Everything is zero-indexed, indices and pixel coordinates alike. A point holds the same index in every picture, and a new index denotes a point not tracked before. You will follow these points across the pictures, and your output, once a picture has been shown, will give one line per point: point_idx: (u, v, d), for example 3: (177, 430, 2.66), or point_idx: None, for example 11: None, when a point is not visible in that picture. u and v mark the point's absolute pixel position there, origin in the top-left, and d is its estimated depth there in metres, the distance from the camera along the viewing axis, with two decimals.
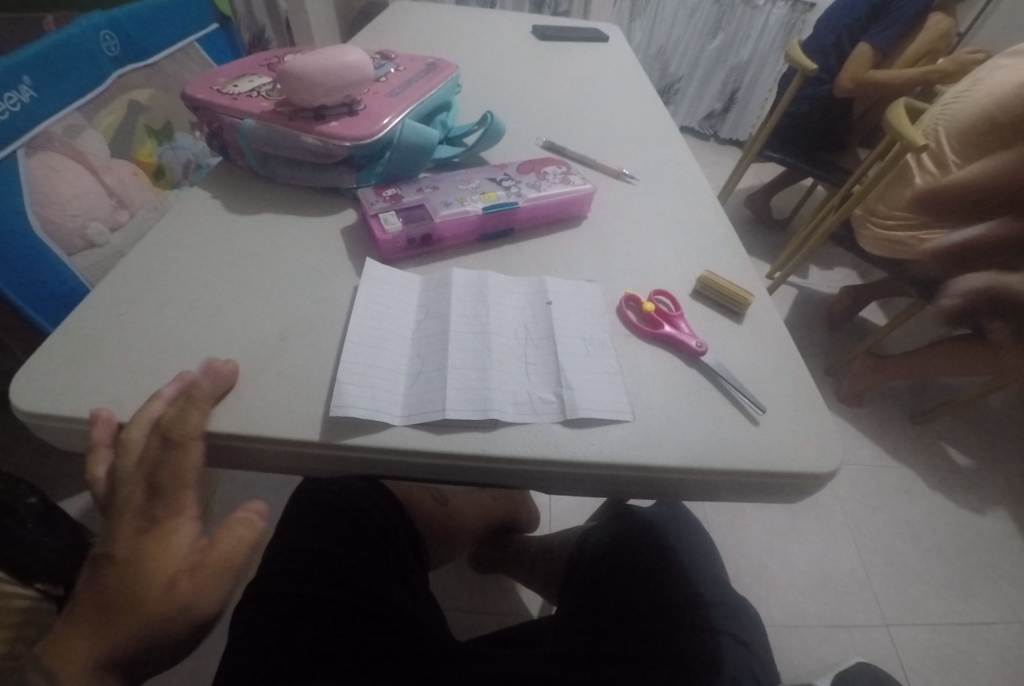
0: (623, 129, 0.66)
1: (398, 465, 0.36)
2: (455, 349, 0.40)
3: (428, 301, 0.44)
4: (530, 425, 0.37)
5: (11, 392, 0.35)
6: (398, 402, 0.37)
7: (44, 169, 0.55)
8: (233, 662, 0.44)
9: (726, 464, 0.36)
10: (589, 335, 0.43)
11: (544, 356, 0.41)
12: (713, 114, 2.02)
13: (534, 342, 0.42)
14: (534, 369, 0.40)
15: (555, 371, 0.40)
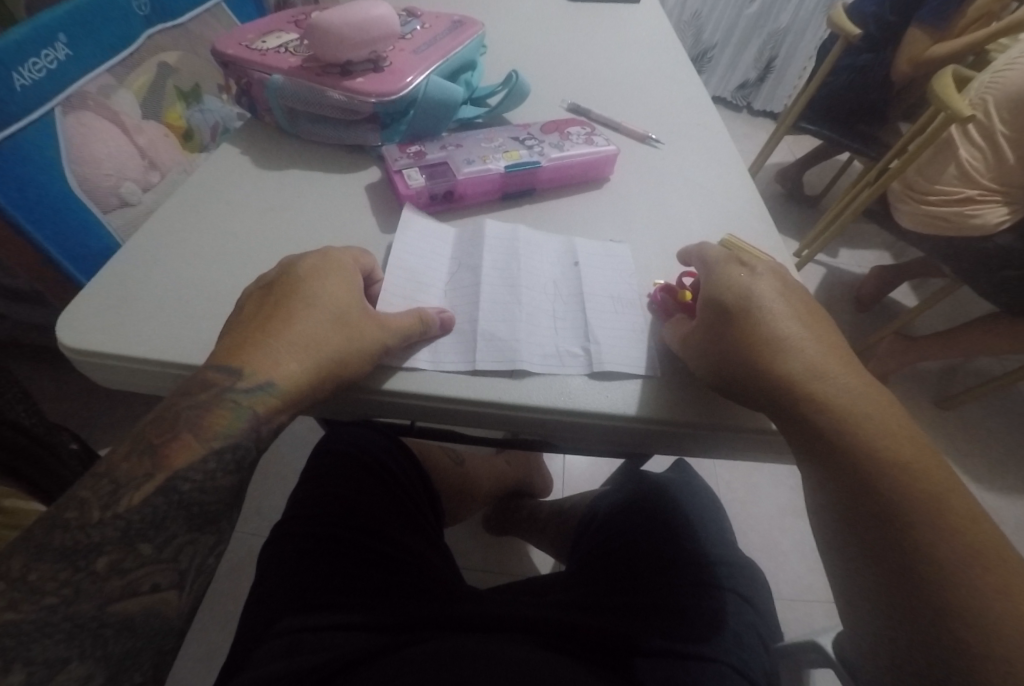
0: (650, 93, 0.65)
1: (428, 411, 0.38)
2: (487, 302, 0.41)
3: (458, 253, 0.45)
4: (556, 376, 0.38)
5: (59, 328, 0.37)
6: (429, 350, 0.39)
7: (82, 128, 0.57)
8: (261, 590, 0.48)
9: (734, 419, 0.37)
10: (618, 295, 0.43)
11: (575, 313, 0.42)
12: (747, 84, 1.95)
13: (564, 299, 0.43)
14: (561, 324, 0.41)
15: (580, 327, 0.41)
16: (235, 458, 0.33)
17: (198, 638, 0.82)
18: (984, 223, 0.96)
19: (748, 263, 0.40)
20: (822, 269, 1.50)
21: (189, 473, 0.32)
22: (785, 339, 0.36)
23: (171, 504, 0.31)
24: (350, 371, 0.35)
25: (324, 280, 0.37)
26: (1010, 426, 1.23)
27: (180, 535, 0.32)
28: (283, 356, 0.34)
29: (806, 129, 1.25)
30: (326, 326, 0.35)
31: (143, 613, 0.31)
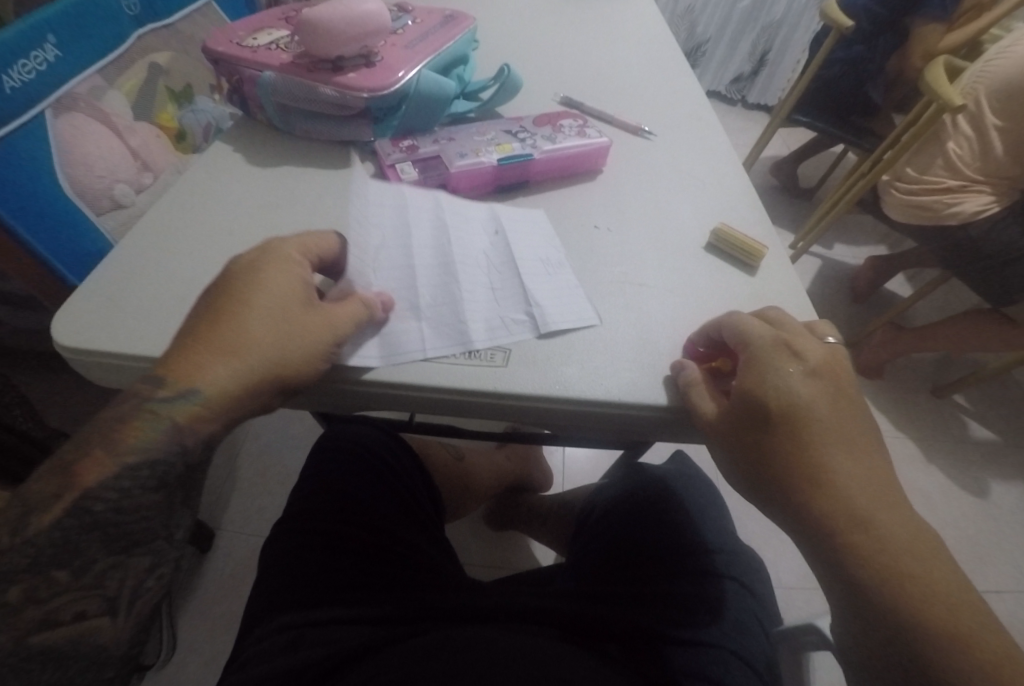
0: (644, 86, 0.65)
1: (422, 401, 0.39)
2: (425, 287, 0.42)
3: (391, 223, 0.45)
4: (508, 344, 0.39)
5: (53, 329, 0.37)
6: (378, 347, 0.38)
7: (72, 129, 0.57)
8: (263, 588, 0.48)
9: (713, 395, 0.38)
10: (546, 256, 0.45)
11: (512, 286, 0.43)
12: (742, 77, 1.95)
13: (497, 268, 0.44)
14: (501, 296, 0.42)
15: (522, 294, 0.42)
16: (154, 474, 0.32)
17: (200, 640, 0.82)
18: (960, 212, 0.97)
19: (797, 352, 0.35)
20: (817, 260, 1.51)
21: (100, 493, 0.31)
22: (829, 465, 0.32)
23: (83, 527, 0.31)
24: (302, 369, 0.35)
25: (261, 275, 0.36)
26: (1004, 414, 1.23)
27: (100, 560, 0.31)
28: (214, 365, 0.33)
29: (799, 121, 1.25)
30: (268, 322, 0.34)
31: (69, 642, 0.31)
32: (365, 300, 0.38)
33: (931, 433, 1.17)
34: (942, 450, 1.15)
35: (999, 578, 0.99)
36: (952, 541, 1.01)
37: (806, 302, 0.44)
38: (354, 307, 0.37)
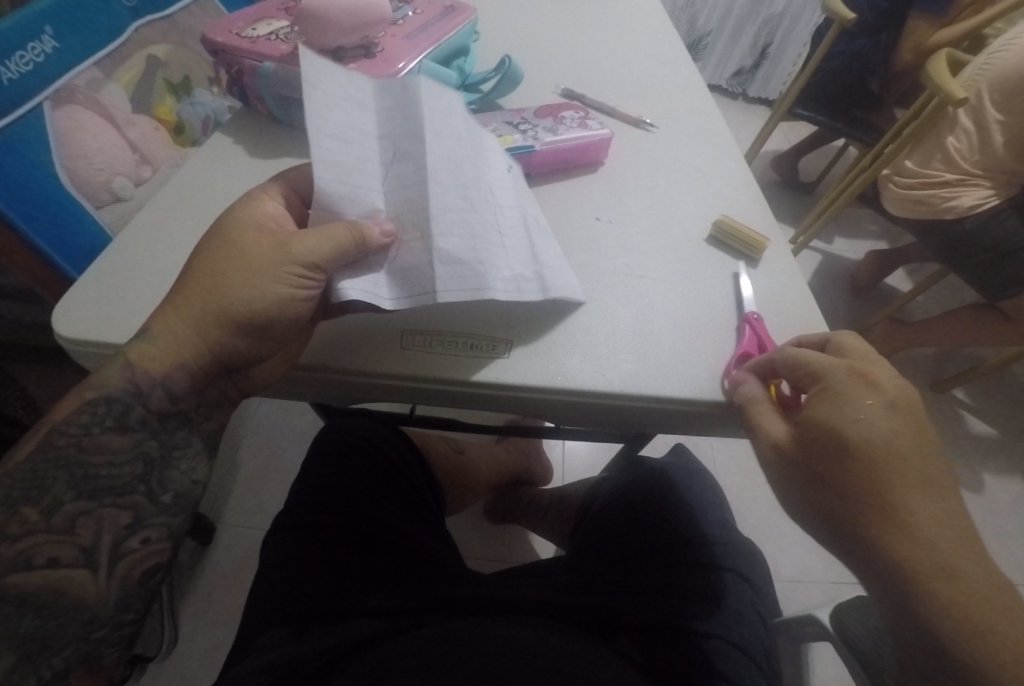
0: (644, 77, 0.65)
1: (430, 392, 0.39)
2: (438, 203, 0.38)
3: (397, 124, 0.39)
4: (516, 300, 0.39)
5: (54, 320, 0.37)
6: (384, 286, 0.37)
7: (71, 121, 0.56)
8: (265, 583, 0.48)
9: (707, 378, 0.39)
10: (534, 216, 0.46)
11: (514, 233, 0.43)
12: (743, 71, 1.94)
13: (506, 214, 0.44)
14: (509, 241, 0.42)
15: (529, 253, 0.42)
16: (111, 412, 0.34)
17: (201, 630, 0.83)
18: (958, 205, 0.96)
19: (874, 384, 0.33)
20: (818, 255, 1.50)
21: (66, 426, 0.34)
22: (907, 509, 0.30)
23: (51, 463, 0.33)
24: (261, 302, 0.35)
25: (230, 216, 0.38)
26: (1003, 409, 1.24)
27: (70, 504, 0.33)
28: (167, 307, 0.35)
29: (801, 115, 1.25)
30: (229, 261, 0.35)
31: (48, 590, 0.32)
32: (344, 226, 0.35)
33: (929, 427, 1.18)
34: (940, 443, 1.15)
35: None
36: None
37: (806, 295, 0.44)
38: (341, 231, 0.35)
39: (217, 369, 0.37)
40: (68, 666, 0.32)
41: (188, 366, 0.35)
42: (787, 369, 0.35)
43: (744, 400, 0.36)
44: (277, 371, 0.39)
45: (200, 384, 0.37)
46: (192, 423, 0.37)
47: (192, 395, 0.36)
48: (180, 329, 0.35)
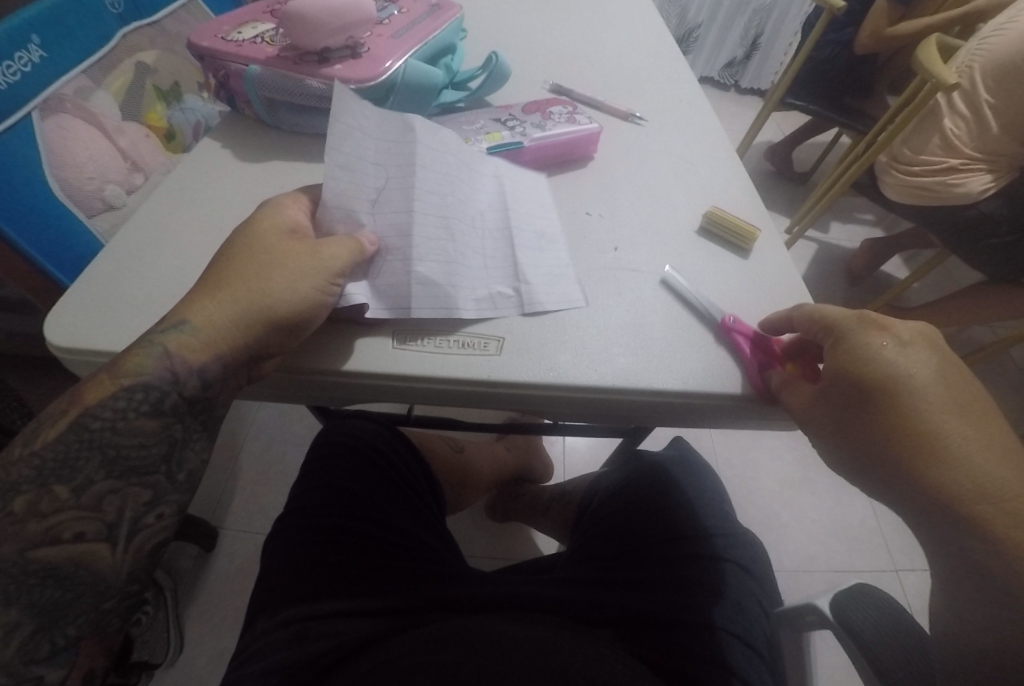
0: (633, 70, 0.64)
1: (427, 393, 0.39)
2: (420, 238, 0.40)
3: (393, 160, 0.42)
4: (492, 320, 0.40)
5: (46, 329, 0.37)
6: (374, 297, 0.39)
7: (60, 131, 0.56)
8: (266, 584, 0.49)
9: (706, 372, 0.38)
10: (542, 231, 0.46)
11: (504, 250, 0.43)
12: (734, 62, 1.94)
13: (492, 235, 0.44)
14: (491, 265, 0.42)
15: (512, 268, 0.42)
16: (148, 398, 0.34)
17: (209, 636, 0.83)
18: (967, 192, 0.96)
19: (889, 328, 0.34)
20: (814, 245, 1.50)
21: (100, 410, 0.33)
22: (942, 434, 0.32)
23: (83, 443, 0.33)
24: (299, 302, 0.35)
25: (255, 218, 0.39)
26: (1002, 391, 1.25)
27: (99, 483, 0.33)
28: (206, 301, 0.36)
29: (794, 105, 1.24)
30: (277, 265, 0.36)
31: (71, 563, 0.33)
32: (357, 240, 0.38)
33: None
34: None
35: None
36: None
37: (798, 284, 0.45)
38: (348, 244, 0.38)
39: (245, 358, 0.36)
40: (81, 633, 0.34)
41: (224, 355, 0.35)
42: (805, 326, 0.37)
43: (777, 385, 0.37)
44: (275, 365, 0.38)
45: (231, 371, 0.36)
46: (213, 407, 0.37)
47: (222, 380, 0.36)
48: (227, 324, 0.35)
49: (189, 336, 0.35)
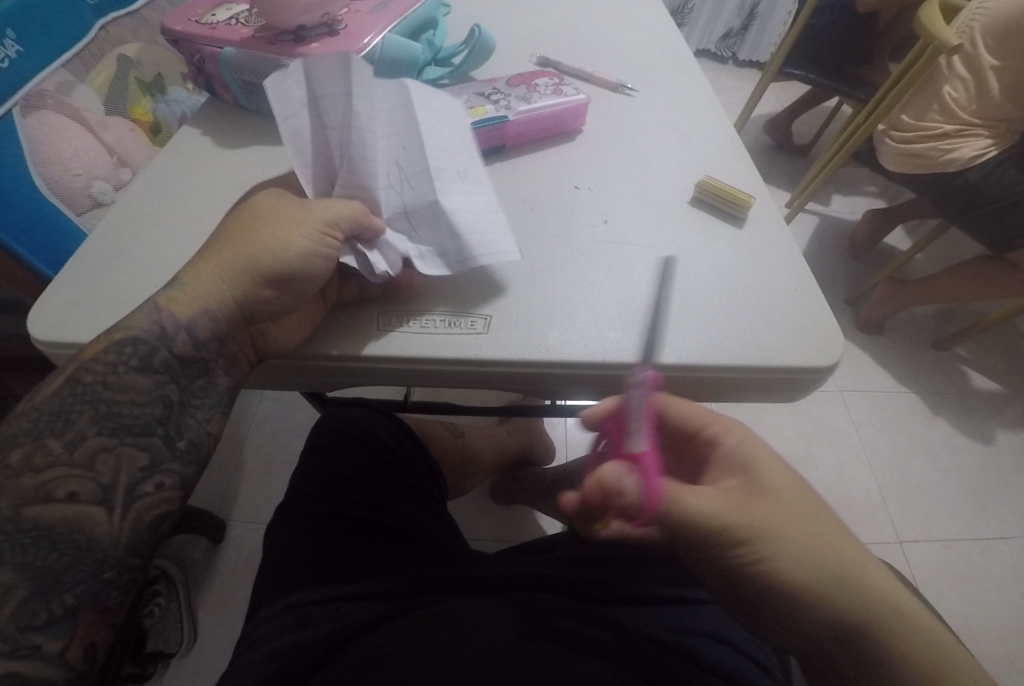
0: (623, 40, 0.63)
1: (416, 374, 0.38)
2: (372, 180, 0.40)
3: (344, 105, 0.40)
4: (433, 292, 0.40)
5: (29, 323, 0.37)
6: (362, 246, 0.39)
7: (43, 127, 0.55)
8: (268, 574, 0.49)
9: (715, 354, 0.37)
10: (464, 168, 0.42)
11: (425, 198, 0.40)
12: (731, 33, 1.90)
13: (411, 179, 0.40)
14: (415, 218, 0.40)
15: (438, 218, 0.40)
16: (137, 352, 0.34)
17: (221, 625, 0.84)
18: (957, 158, 0.94)
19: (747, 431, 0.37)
20: (815, 217, 1.48)
21: (93, 363, 0.34)
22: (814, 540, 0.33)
23: (77, 397, 0.34)
24: (287, 254, 0.35)
25: (256, 193, 0.39)
26: (1005, 361, 1.25)
27: (91, 439, 0.34)
28: (202, 268, 0.36)
29: (791, 75, 1.21)
30: (259, 224, 0.36)
31: (65, 526, 0.33)
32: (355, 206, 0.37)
33: (931, 386, 1.19)
34: (938, 400, 1.17)
35: (999, 526, 1.02)
36: (948, 489, 1.06)
37: (795, 253, 0.44)
38: (351, 204, 0.37)
39: (238, 317, 0.36)
40: (79, 604, 0.33)
41: (212, 310, 0.35)
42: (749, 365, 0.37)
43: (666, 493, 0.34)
44: (290, 339, 0.37)
45: (226, 333, 0.36)
46: (210, 373, 0.37)
47: (214, 342, 0.36)
48: (215, 282, 0.35)
49: (180, 292, 0.35)
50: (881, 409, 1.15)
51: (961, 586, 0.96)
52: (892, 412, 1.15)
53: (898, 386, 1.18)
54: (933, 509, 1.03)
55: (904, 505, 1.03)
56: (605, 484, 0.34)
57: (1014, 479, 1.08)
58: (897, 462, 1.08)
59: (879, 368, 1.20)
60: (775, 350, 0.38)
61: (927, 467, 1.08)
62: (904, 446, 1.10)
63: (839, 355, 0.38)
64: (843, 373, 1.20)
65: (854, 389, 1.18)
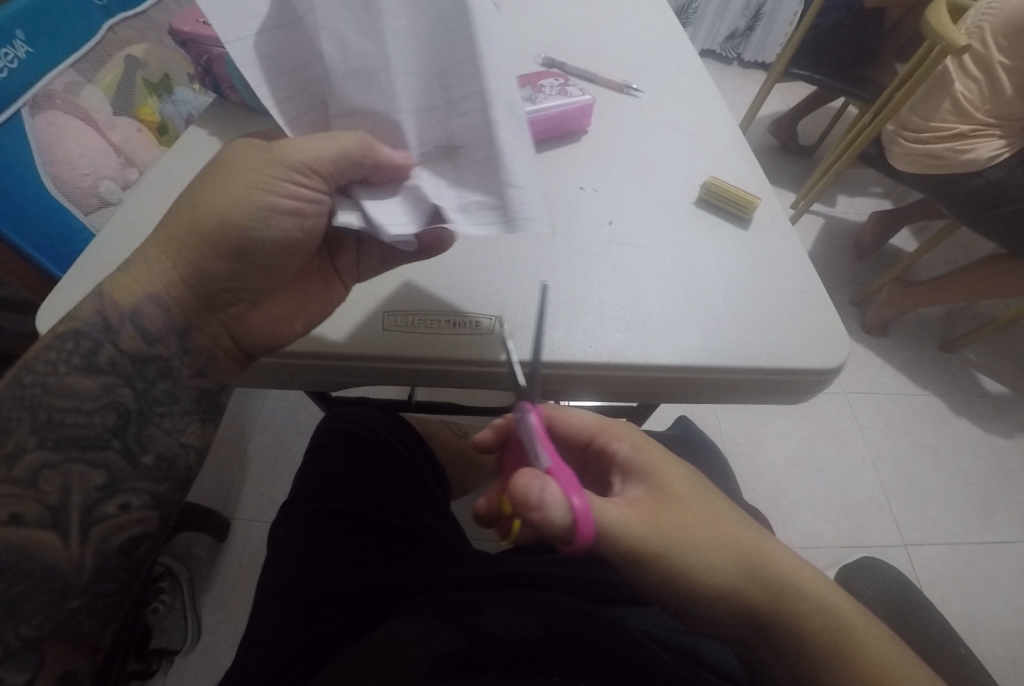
0: (630, 41, 0.63)
1: (413, 373, 0.39)
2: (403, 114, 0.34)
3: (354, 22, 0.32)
4: (429, 291, 0.40)
5: (37, 320, 0.38)
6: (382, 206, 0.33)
7: (51, 127, 0.55)
8: (273, 574, 0.49)
9: (715, 356, 0.37)
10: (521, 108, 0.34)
11: (476, 135, 0.33)
12: (736, 34, 1.90)
13: (458, 113, 0.33)
14: (461, 167, 0.34)
15: (495, 161, 0.32)
16: (79, 349, 0.35)
17: (223, 623, 0.85)
18: (976, 158, 0.94)
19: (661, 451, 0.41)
20: (820, 218, 1.48)
21: (34, 365, 0.34)
22: (730, 536, 0.38)
23: (17, 406, 0.34)
24: (240, 221, 0.34)
25: (228, 151, 0.35)
26: (1014, 365, 1.24)
27: (32, 455, 0.33)
28: (153, 256, 0.35)
29: (797, 75, 1.21)
30: (213, 191, 0.34)
31: (14, 551, 0.32)
32: (355, 136, 0.32)
33: (939, 389, 1.19)
34: (946, 404, 1.17)
35: (1007, 530, 1.02)
36: (956, 493, 1.05)
37: (800, 255, 0.44)
38: (342, 141, 0.32)
39: (192, 302, 0.36)
40: (41, 634, 0.32)
41: (159, 296, 0.35)
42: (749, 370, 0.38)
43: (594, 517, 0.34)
44: (267, 327, 0.39)
45: (179, 322, 0.36)
46: (173, 374, 0.37)
47: (166, 333, 0.36)
48: (165, 265, 0.35)
49: (124, 277, 0.35)
50: (888, 412, 1.14)
51: (968, 590, 0.95)
52: (899, 415, 1.14)
53: (905, 389, 1.18)
54: (942, 515, 1.03)
55: (912, 510, 1.02)
56: (517, 492, 0.32)
57: (1021, 483, 1.07)
58: (903, 465, 1.08)
59: (885, 371, 1.20)
60: (783, 353, 0.38)
61: (934, 471, 1.07)
62: (910, 449, 1.10)
63: (844, 357, 0.38)
64: (849, 375, 1.20)
65: (861, 392, 1.17)
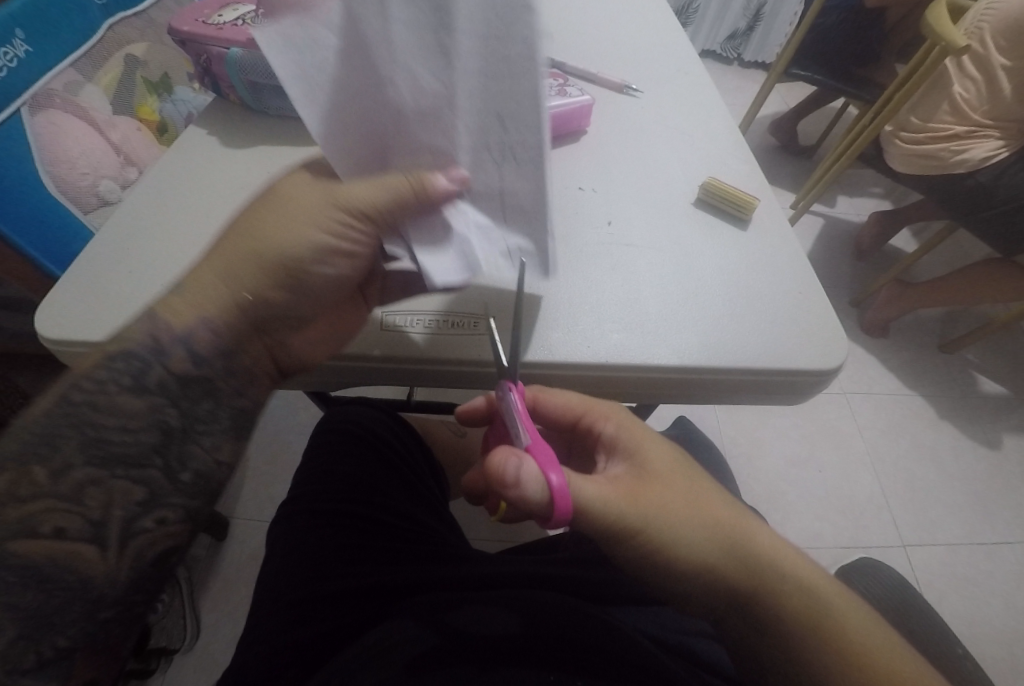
0: (630, 41, 0.63)
1: (412, 373, 0.39)
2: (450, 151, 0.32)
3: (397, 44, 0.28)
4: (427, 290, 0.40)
5: (37, 322, 0.37)
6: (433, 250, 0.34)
7: (51, 126, 0.56)
8: (271, 573, 0.49)
9: (712, 357, 0.37)
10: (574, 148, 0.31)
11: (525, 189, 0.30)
12: (736, 34, 1.90)
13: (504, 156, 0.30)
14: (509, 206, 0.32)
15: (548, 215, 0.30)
16: (130, 369, 0.33)
17: (223, 623, 0.84)
18: (970, 158, 0.94)
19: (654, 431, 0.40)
20: (820, 218, 1.48)
21: (84, 382, 0.33)
22: (719, 522, 0.38)
23: (65, 419, 0.32)
24: (295, 255, 0.34)
25: (283, 181, 0.36)
26: (1012, 365, 1.24)
27: (79, 471, 0.32)
28: (204, 277, 0.35)
29: (798, 75, 1.21)
30: (269, 220, 0.34)
31: (52, 564, 0.30)
32: (407, 180, 0.32)
33: (938, 390, 1.19)
34: (944, 404, 1.17)
35: (1005, 530, 1.02)
36: (954, 493, 1.06)
37: (799, 257, 0.44)
38: (395, 181, 0.32)
39: (243, 326, 0.35)
40: (74, 644, 0.31)
41: (212, 321, 0.35)
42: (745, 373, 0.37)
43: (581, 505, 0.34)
44: (312, 347, 0.37)
45: (233, 346, 0.35)
46: (217, 393, 0.36)
47: (216, 357, 0.35)
48: (217, 287, 0.35)
49: (177, 299, 0.34)
50: (887, 412, 1.14)
51: (965, 590, 0.96)
52: (898, 415, 1.14)
53: (904, 389, 1.18)
54: (941, 515, 1.03)
55: (911, 510, 1.03)
56: (494, 471, 0.32)
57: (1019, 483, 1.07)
58: (902, 465, 1.08)
59: (884, 371, 1.20)
60: (782, 356, 0.38)
61: (933, 472, 1.08)
62: (909, 449, 1.10)
63: (843, 358, 0.38)
64: (848, 376, 1.20)
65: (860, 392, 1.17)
